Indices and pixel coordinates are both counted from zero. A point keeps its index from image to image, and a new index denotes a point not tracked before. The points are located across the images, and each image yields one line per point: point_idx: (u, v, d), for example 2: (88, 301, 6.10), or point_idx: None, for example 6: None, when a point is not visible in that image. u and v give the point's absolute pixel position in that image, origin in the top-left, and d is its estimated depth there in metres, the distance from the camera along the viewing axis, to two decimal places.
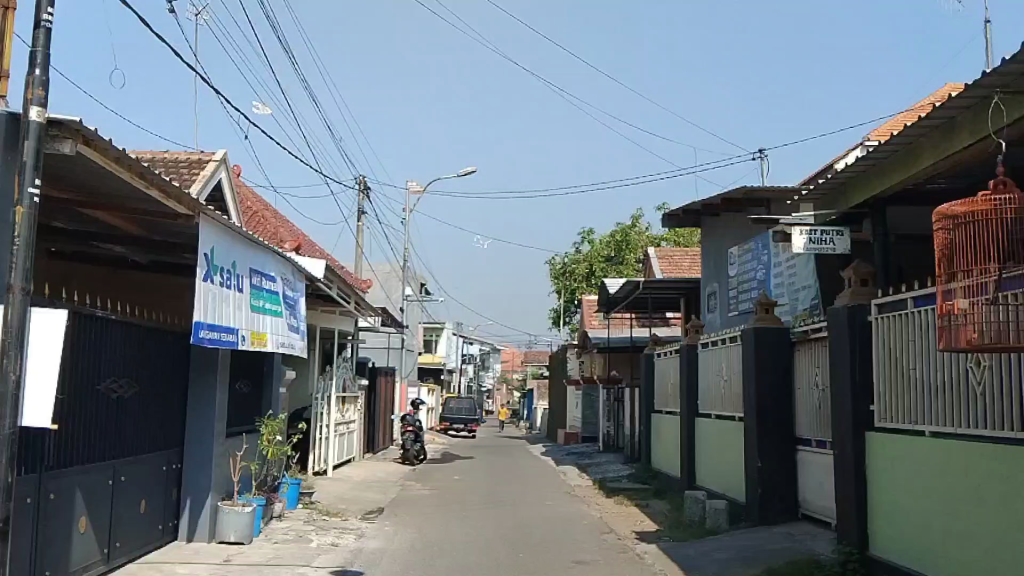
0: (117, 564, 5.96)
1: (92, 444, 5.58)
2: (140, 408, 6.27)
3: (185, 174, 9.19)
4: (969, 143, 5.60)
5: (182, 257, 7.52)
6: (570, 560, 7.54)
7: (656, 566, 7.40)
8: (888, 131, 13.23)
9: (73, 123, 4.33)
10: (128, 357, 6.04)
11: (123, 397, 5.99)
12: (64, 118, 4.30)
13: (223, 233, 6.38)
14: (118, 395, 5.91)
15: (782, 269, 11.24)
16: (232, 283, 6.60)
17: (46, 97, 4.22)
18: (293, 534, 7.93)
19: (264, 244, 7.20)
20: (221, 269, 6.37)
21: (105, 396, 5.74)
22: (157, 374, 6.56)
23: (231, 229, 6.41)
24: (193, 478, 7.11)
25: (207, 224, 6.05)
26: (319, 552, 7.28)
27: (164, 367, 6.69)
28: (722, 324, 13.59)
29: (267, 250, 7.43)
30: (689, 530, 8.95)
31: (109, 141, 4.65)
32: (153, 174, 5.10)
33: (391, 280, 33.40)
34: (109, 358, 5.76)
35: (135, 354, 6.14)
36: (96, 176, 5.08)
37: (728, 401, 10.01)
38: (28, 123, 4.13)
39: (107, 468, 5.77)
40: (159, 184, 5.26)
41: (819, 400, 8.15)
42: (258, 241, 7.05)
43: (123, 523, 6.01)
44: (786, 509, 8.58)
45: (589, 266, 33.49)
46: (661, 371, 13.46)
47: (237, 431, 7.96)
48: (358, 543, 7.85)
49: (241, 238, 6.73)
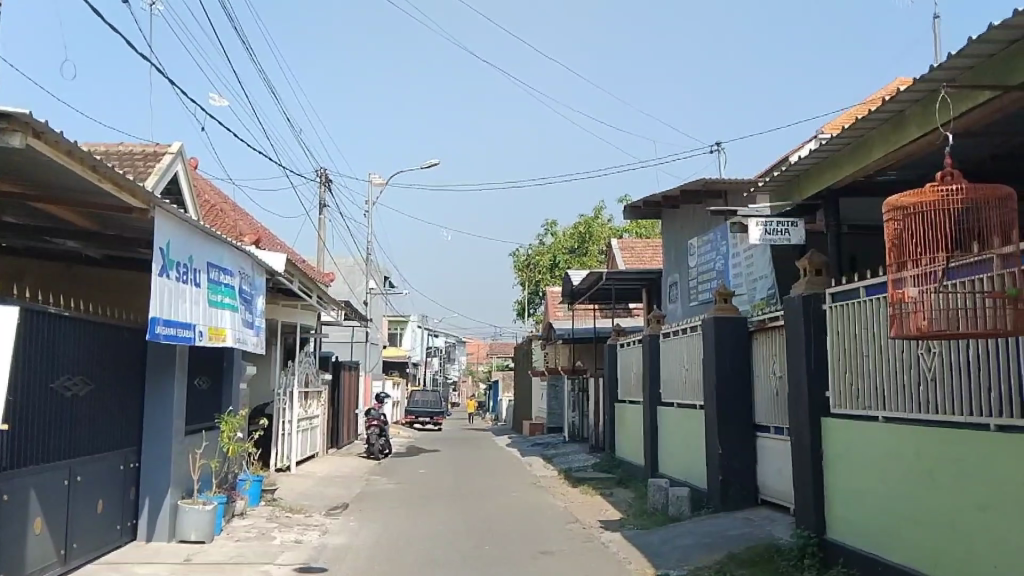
0: (75, 566, 5.83)
1: (46, 445, 5.43)
2: (96, 406, 6.14)
3: (140, 166, 9.01)
4: (918, 136, 5.68)
5: (137, 251, 7.37)
6: (536, 550, 7.55)
7: (622, 554, 7.45)
8: (841, 125, 13.46)
9: (24, 115, 4.19)
10: (82, 354, 5.89)
11: (78, 395, 5.86)
12: (14, 110, 4.14)
13: (179, 227, 6.25)
14: (72, 393, 5.78)
15: (740, 260, 11.35)
16: (188, 278, 6.46)
17: None
18: (256, 532, 7.83)
19: (221, 238, 7.08)
20: (177, 264, 6.23)
21: (59, 394, 5.60)
22: (113, 371, 6.42)
23: (187, 223, 6.28)
24: (153, 477, 6.98)
25: (163, 217, 5.91)
26: (282, 549, 7.19)
27: (121, 364, 6.55)
28: (682, 314, 13.69)
29: (225, 244, 7.30)
30: (653, 518, 9.02)
31: (61, 133, 4.51)
32: (106, 167, 4.96)
33: (354, 273, 33.17)
34: (63, 355, 5.63)
35: (90, 351, 6.00)
36: (48, 169, 4.93)
37: (690, 390, 10.09)
38: None
39: (62, 468, 5.63)
40: (112, 177, 5.12)
41: (776, 387, 8.25)
42: (215, 236, 6.93)
43: (80, 524, 5.87)
44: (746, 496, 8.68)
45: (553, 258, 33.57)
46: (623, 362, 13.53)
47: (196, 428, 7.82)
48: (322, 539, 7.78)
49: (197, 232, 6.60)
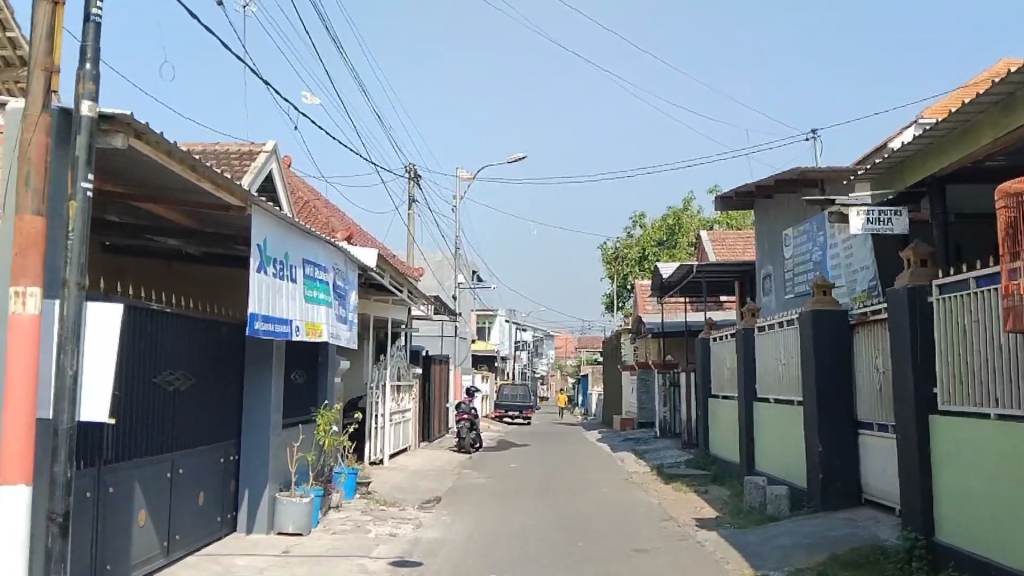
0: (178, 556, 6.00)
1: (150, 438, 5.60)
2: (197, 400, 6.30)
3: (235, 166, 9.25)
4: None
5: (234, 248, 7.55)
6: (630, 549, 7.39)
7: (718, 554, 7.22)
8: (946, 108, 12.78)
9: (125, 116, 4.27)
10: (183, 349, 6.05)
11: (179, 389, 6.02)
12: (115, 112, 4.23)
13: (274, 224, 6.34)
14: (174, 388, 5.94)
15: (839, 250, 10.88)
16: (284, 274, 6.57)
17: (97, 91, 4.10)
18: (351, 524, 7.93)
19: (315, 234, 7.17)
20: (273, 260, 6.33)
21: (161, 388, 5.77)
22: (213, 366, 6.58)
23: (282, 221, 6.38)
24: (252, 470, 7.14)
25: (258, 214, 6.01)
26: (376, 542, 7.25)
27: (220, 358, 6.71)
28: (778, 306, 13.26)
29: (318, 240, 7.40)
30: (750, 517, 8.73)
31: (161, 134, 4.59)
32: (204, 166, 5.05)
33: (443, 268, 33.52)
34: (165, 351, 5.79)
35: (190, 346, 6.16)
36: (148, 168, 5.05)
37: (788, 386, 9.73)
38: (79, 118, 4.03)
39: (165, 461, 5.80)
40: (210, 176, 5.21)
41: (880, 382, 7.86)
42: (309, 232, 7.02)
43: (182, 515, 6.04)
44: (849, 496, 8.30)
45: (641, 251, 33.15)
46: (717, 357, 13.20)
47: (293, 421, 7.97)
48: (414, 533, 7.82)
49: (292, 229, 6.70)
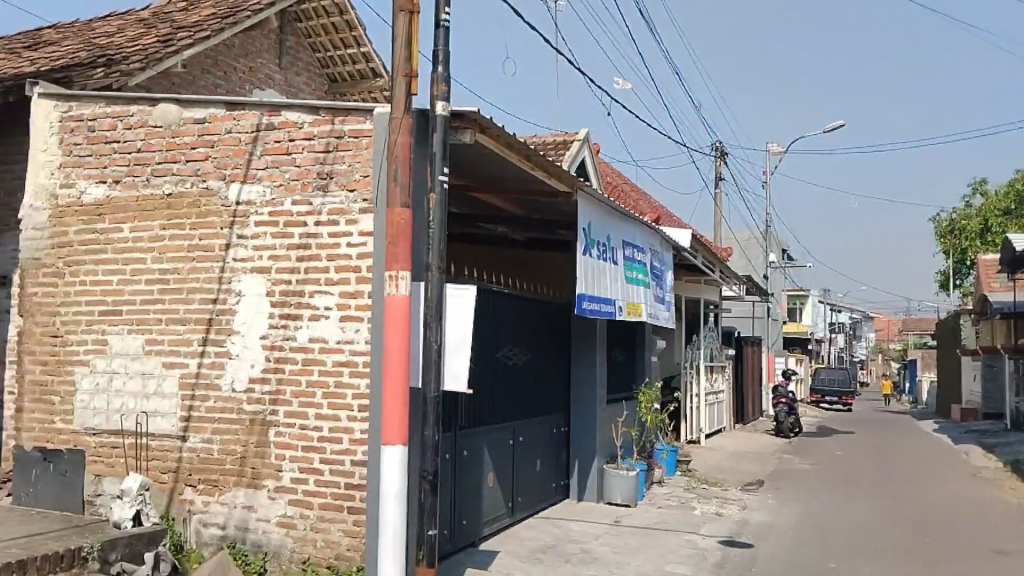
0: (520, 518, 6.48)
1: (495, 408, 6.11)
2: (532, 374, 6.74)
3: (552, 155, 9.73)
4: None
5: (558, 232, 7.95)
6: (989, 550, 6.68)
7: None
8: None
9: (473, 114, 4.66)
10: (520, 326, 6.50)
11: (518, 363, 6.47)
12: (465, 111, 4.63)
13: (598, 208, 6.57)
14: (514, 362, 6.40)
15: None
16: (608, 256, 6.79)
17: (449, 92, 4.49)
18: (676, 501, 8.03)
19: (635, 216, 7.31)
20: (598, 242, 6.56)
21: (504, 362, 6.25)
22: (545, 342, 7.00)
23: (606, 203, 6.60)
24: (581, 442, 7.50)
25: (584, 199, 6.26)
26: (704, 520, 7.27)
27: (551, 335, 7.12)
28: None
29: (637, 222, 7.54)
30: None
31: (502, 127, 4.96)
32: (538, 156, 5.37)
33: (752, 247, 32.44)
34: (506, 328, 6.26)
35: (526, 324, 6.60)
36: (489, 161, 5.48)
37: None
38: (436, 118, 4.44)
39: (507, 429, 6.28)
40: (542, 165, 5.54)
41: None
42: (629, 214, 7.18)
43: (522, 480, 6.51)
44: None
45: (983, 221, 29.50)
46: None
47: (617, 397, 8.23)
48: (742, 514, 7.72)
49: (614, 211, 6.92)
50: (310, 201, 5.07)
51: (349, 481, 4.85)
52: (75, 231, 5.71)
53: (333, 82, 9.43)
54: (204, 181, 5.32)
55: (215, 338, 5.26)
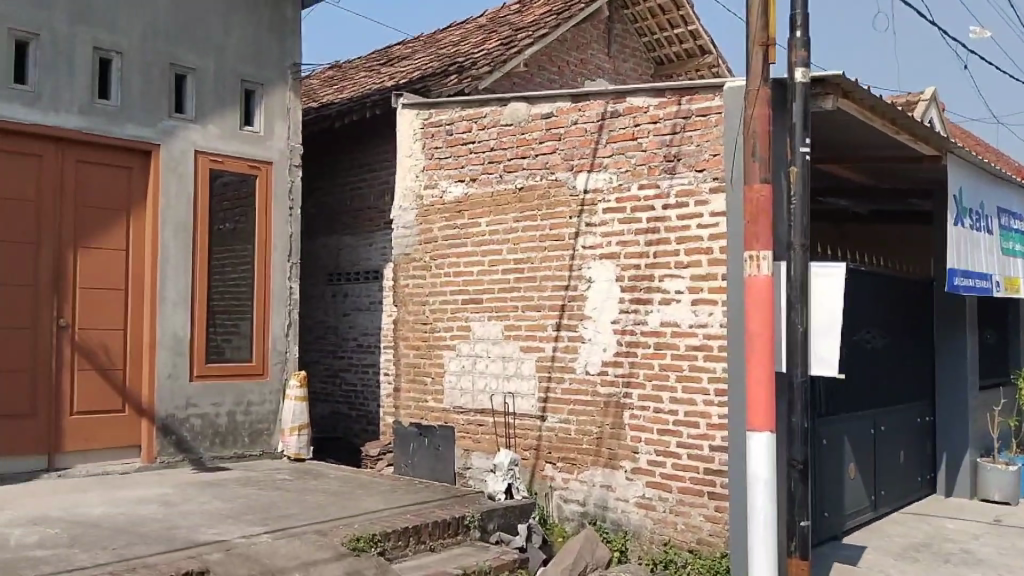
0: (885, 513, 6.03)
1: (853, 393, 5.76)
2: (893, 359, 6.23)
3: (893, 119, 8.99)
4: None
5: (909, 202, 7.30)
6: None
7: None
8: None
9: (836, 79, 4.33)
10: (879, 308, 6.03)
11: (877, 347, 6.02)
12: (829, 76, 4.32)
13: (970, 172, 5.87)
14: (873, 346, 5.97)
15: None
16: (983, 226, 6.06)
17: (808, 56, 4.21)
18: None
19: (1011, 179, 6.46)
20: (970, 211, 5.87)
21: (862, 347, 5.85)
22: (905, 324, 6.44)
23: (979, 165, 5.89)
24: (950, 433, 6.79)
25: (954, 161, 5.64)
26: None
27: (911, 317, 6.54)
28: None
29: (1013, 185, 6.66)
30: None
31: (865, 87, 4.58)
32: (907, 117, 4.92)
33: None
34: (864, 309, 5.84)
35: (885, 305, 6.11)
36: (844, 127, 5.14)
37: None
38: (795, 85, 4.18)
39: (869, 418, 5.87)
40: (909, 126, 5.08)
41: None
42: (1005, 176, 6.35)
43: (886, 472, 6.05)
44: None
45: None
46: None
47: (991, 383, 7.35)
48: None
49: (989, 175, 6.20)
50: (657, 183, 5.18)
51: (709, 465, 4.90)
52: (438, 229, 6.27)
53: (660, 64, 9.48)
54: (553, 174, 5.64)
55: (568, 323, 5.54)
